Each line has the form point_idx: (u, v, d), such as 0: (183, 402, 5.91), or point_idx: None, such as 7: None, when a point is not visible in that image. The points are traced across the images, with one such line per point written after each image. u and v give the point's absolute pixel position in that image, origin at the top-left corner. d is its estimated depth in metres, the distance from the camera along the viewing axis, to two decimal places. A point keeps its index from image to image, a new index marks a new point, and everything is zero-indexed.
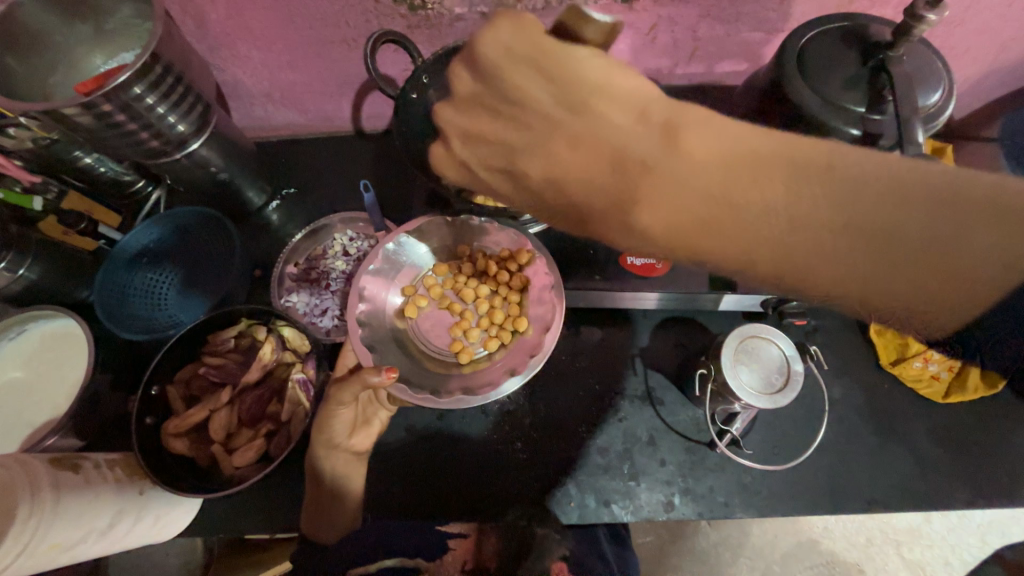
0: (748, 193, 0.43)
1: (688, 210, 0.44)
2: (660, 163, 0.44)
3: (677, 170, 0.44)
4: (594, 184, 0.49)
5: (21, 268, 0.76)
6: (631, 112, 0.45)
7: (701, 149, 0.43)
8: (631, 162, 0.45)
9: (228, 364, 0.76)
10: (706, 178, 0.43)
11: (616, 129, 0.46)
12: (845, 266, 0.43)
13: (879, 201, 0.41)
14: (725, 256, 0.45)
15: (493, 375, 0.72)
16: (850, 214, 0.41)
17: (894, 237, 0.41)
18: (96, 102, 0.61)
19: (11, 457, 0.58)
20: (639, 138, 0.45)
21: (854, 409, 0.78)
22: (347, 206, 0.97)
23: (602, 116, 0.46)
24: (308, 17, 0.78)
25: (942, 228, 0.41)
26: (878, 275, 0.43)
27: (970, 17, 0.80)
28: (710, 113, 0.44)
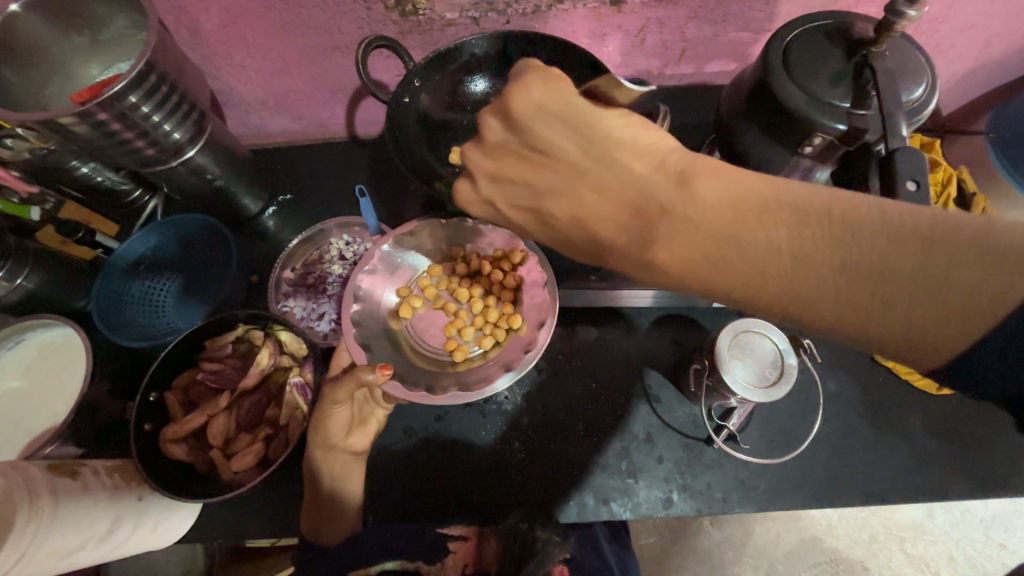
0: (759, 235, 0.39)
1: (696, 250, 0.41)
2: (674, 207, 0.42)
3: (687, 212, 0.41)
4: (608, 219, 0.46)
5: (18, 278, 0.76)
6: (647, 162, 0.44)
7: (710, 195, 0.41)
8: (649, 206, 0.43)
9: (226, 369, 0.77)
10: (714, 216, 0.40)
11: (637, 179, 0.43)
12: (879, 318, 0.37)
13: (913, 245, 0.35)
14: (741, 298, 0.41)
15: (487, 371, 0.73)
16: (880, 256, 0.36)
17: (936, 284, 0.35)
18: (91, 111, 0.62)
19: (9, 464, 0.58)
20: (657, 184, 0.43)
21: (849, 403, 0.78)
22: (343, 211, 0.97)
23: (621, 162, 0.44)
24: (301, 24, 0.79)
25: (1001, 275, 0.34)
26: (919, 329, 0.36)
27: (952, 14, 0.82)
28: (723, 162, 0.43)
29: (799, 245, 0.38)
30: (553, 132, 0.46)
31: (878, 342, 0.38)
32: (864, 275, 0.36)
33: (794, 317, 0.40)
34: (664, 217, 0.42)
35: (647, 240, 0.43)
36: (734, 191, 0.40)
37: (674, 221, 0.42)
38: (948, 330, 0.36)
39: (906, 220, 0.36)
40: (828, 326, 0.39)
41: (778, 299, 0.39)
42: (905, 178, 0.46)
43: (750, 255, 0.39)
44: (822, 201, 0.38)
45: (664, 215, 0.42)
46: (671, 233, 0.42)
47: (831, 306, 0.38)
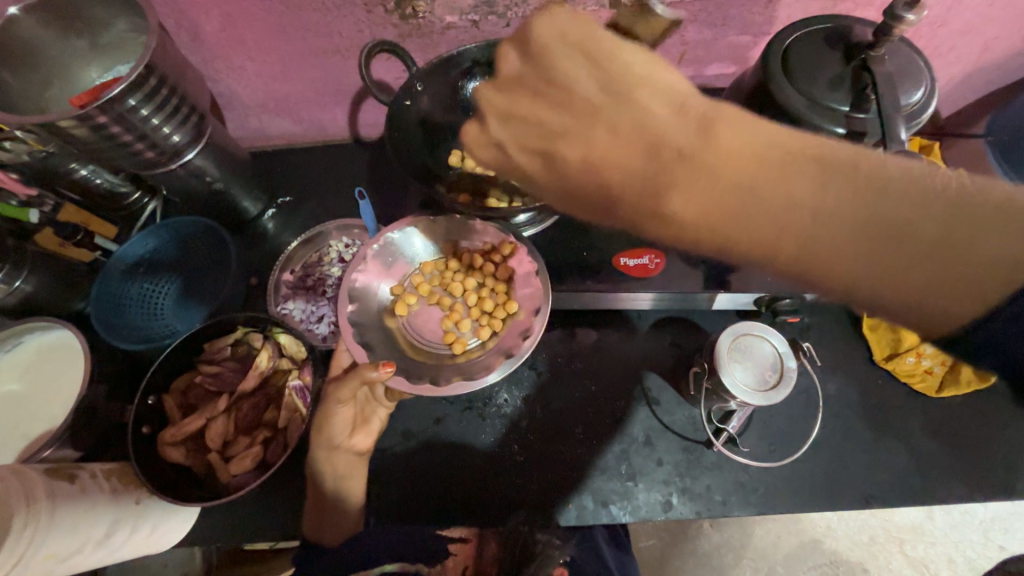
0: (783, 188, 0.39)
1: (716, 201, 0.41)
2: (697, 152, 0.41)
3: (708, 159, 0.41)
4: (625, 169, 0.44)
5: (17, 280, 0.76)
6: (669, 106, 0.44)
7: (736, 142, 0.41)
8: (668, 150, 0.42)
9: (225, 371, 0.76)
10: (735, 163, 0.40)
11: (656, 123, 0.43)
12: (897, 279, 0.38)
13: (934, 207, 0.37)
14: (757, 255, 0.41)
15: (487, 360, 0.72)
16: (898, 212, 0.37)
17: (953, 244, 0.37)
18: (91, 114, 0.62)
19: (6, 468, 0.58)
20: (678, 129, 0.43)
21: (849, 405, 0.78)
22: (342, 213, 0.97)
23: (644, 104, 0.44)
24: (300, 27, 0.79)
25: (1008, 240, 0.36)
26: (934, 292, 0.38)
27: (951, 18, 0.82)
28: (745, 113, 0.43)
29: (815, 196, 0.39)
30: (573, 66, 0.46)
31: (886, 304, 0.39)
32: (887, 231, 0.37)
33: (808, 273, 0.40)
34: (683, 161, 0.41)
35: (663, 188, 0.42)
36: (759, 142, 0.41)
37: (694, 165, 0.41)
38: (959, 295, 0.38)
39: (925, 184, 0.38)
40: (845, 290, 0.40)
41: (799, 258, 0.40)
42: None
43: (774, 208, 0.40)
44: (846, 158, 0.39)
45: (684, 159, 0.41)
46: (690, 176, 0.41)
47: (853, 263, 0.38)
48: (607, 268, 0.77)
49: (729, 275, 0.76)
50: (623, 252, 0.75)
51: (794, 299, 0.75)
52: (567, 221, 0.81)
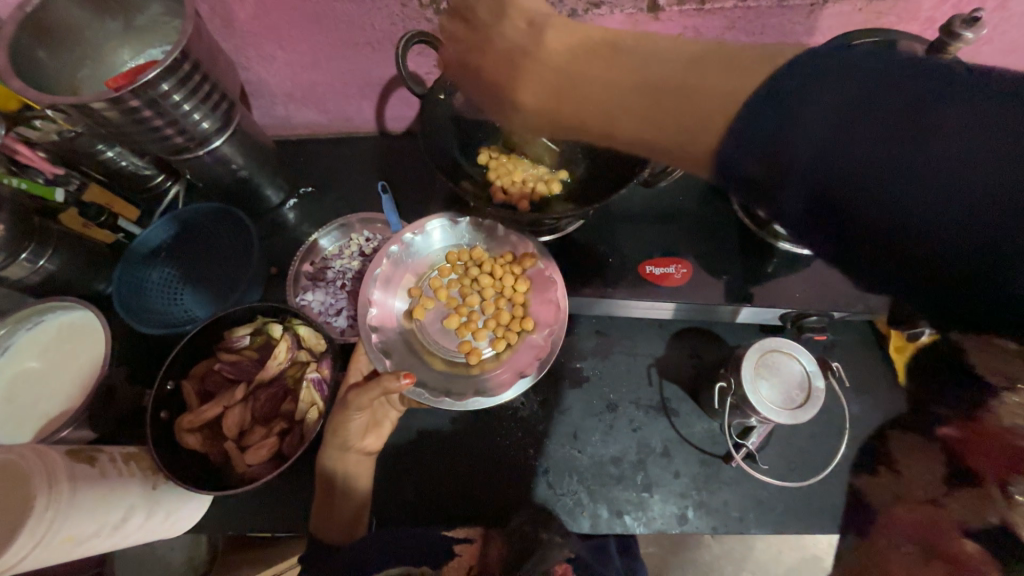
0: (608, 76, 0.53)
1: (586, 105, 0.55)
2: (612, 63, 0.53)
3: (587, 110, 0.55)
4: (590, 95, 0.54)
5: (41, 260, 0.76)
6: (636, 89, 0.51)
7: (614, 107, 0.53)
8: (608, 50, 0.54)
9: (243, 360, 0.77)
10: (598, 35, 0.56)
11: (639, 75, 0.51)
12: (632, 127, 0.52)
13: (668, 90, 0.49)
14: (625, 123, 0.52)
15: (502, 376, 0.73)
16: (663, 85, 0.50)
17: (683, 96, 0.48)
18: (124, 98, 0.62)
19: (29, 447, 0.57)
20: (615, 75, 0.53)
21: (870, 427, 0.77)
22: (364, 207, 0.97)
23: (613, 71, 0.53)
24: (333, 18, 0.78)
25: (685, 109, 0.48)
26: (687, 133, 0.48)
27: (998, 37, 0.80)
28: (618, 107, 0.53)
29: (634, 114, 0.52)
30: (587, 64, 0.55)
31: (651, 136, 0.51)
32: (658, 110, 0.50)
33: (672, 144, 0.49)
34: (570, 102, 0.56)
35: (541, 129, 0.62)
36: (628, 99, 0.52)
37: (638, 48, 0.53)
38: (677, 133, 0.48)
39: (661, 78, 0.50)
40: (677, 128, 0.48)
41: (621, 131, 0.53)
42: None
43: (610, 106, 0.53)
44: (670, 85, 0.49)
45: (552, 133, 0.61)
46: (606, 66, 0.54)
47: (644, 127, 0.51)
48: (631, 275, 0.76)
49: (753, 288, 0.75)
50: (650, 261, 0.76)
51: (821, 316, 0.74)
52: (593, 223, 0.81)
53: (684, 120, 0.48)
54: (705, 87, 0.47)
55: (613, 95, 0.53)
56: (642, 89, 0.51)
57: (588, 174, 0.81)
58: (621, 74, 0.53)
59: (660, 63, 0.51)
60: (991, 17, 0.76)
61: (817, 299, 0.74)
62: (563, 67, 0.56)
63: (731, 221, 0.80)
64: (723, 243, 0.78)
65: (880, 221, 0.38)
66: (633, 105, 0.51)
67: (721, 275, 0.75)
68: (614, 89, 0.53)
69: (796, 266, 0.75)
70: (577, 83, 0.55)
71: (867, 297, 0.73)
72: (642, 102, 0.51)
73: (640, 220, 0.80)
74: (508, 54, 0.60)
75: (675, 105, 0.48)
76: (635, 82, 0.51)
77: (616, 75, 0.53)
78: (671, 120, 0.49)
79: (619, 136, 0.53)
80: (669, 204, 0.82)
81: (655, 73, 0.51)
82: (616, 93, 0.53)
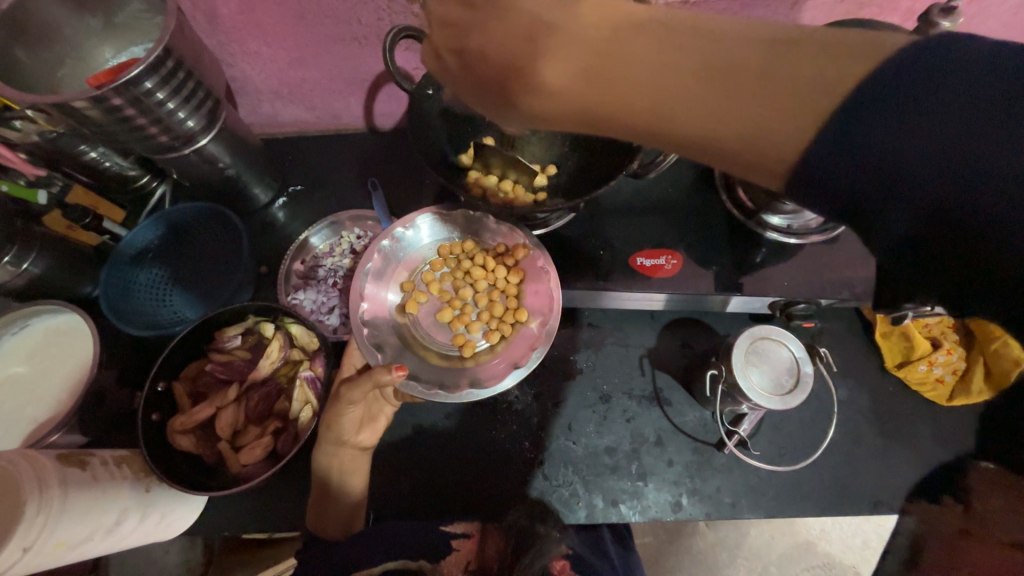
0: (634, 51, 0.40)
1: (614, 89, 0.41)
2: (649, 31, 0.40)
3: (619, 90, 0.41)
4: (628, 78, 0.40)
5: (24, 263, 0.75)
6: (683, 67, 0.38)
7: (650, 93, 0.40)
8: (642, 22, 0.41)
9: (235, 360, 0.76)
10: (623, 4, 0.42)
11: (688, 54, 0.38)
12: (682, 123, 0.39)
13: (736, 74, 0.37)
14: (666, 122, 0.40)
15: (495, 368, 0.73)
16: (727, 62, 0.37)
17: (757, 84, 0.36)
18: (106, 96, 0.61)
19: (18, 452, 0.57)
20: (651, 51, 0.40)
21: (857, 411, 0.79)
22: (354, 204, 0.97)
23: (651, 48, 0.40)
24: (319, 14, 0.77)
25: (765, 99, 0.36)
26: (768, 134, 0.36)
27: (976, 26, 0.81)
28: (661, 98, 0.39)
29: (677, 97, 0.39)
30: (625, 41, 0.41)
31: (712, 138, 0.39)
32: (722, 97, 0.37)
33: (744, 152, 0.38)
34: (598, 79, 0.41)
35: (562, 87, 0.43)
36: (671, 86, 0.39)
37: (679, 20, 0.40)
38: (757, 134, 0.37)
39: (720, 56, 0.37)
40: (750, 132, 0.37)
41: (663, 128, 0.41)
42: None
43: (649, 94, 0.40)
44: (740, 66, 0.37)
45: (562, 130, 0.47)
46: (641, 38, 0.40)
47: (699, 123, 0.39)
48: (622, 267, 0.76)
49: (742, 278, 0.76)
50: (641, 253, 0.77)
51: (809, 303, 0.75)
52: (584, 217, 0.81)
53: (773, 115, 0.36)
54: (792, 71, 0.35)
55: (652, 76, 0.39)
56: (696, 70, 0.38)
57: (578, 167, 0.81)
58: (660, 50, 0.39)
59: (714, 38, 0.38)
60: (968, 7, 0.77)
61: (805, 286, 0.75)
62: (593, 43, 0.41)
63: (720, 211, 0.81)
64: (712, 235, 0.79)
65: (984, 235, 0.30)
66: (682, 94, 0.39)
67: (711, 265, 0.76)
68: (649, 69, 0.40)
69: (785, 255, 0.76)
70: (610, 58, 0.41)
71: (853, 284, 0.75)
72: (692, 90, 0.38)
73: (630, 213, 0.81)
74: (532, 29, 0.43)
75: (741, 98, 0.37)
76: (682, 61, 0.38)
77: (656, 54, 0.39)
78: (741, 111, 0.37)
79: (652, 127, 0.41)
80: (659, 196, 0.83)
81: (717, 51, 0.38)
82: (653, 74, 0.39)
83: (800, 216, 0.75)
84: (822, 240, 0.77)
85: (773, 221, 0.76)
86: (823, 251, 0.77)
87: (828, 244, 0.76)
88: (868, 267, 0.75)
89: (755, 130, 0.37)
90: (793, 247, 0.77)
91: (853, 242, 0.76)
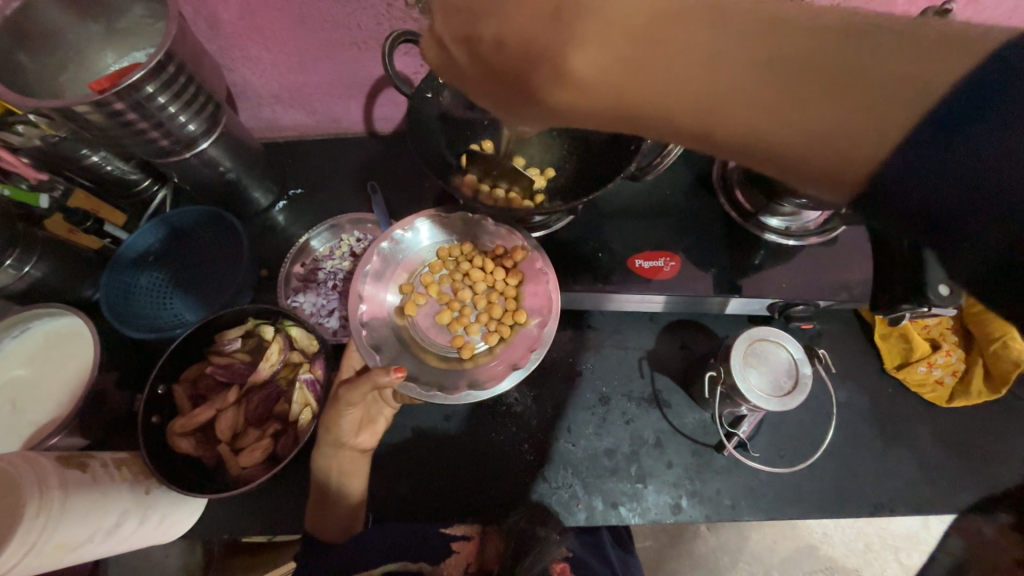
0: (681, 48, 0.39)
1: (664, 88, 0.40)
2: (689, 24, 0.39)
3: (668, 89, 0.40)
4: (677, 77, 0.40)
5: (26, 267, 0.75)
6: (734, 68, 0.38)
7: (701, 94, 0.39)
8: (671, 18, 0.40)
9: (235, 362, 0.76)
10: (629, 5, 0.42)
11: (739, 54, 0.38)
12: (735, 124, 0.39)
13: (796, 75, 0.37)
14: (719, 123, 0.39)
15: (494, 370, 0.73)
16: (784, 63, 0.37)
17: (818, 86, 0.36)
18: (108, 101, 0.61)
19: (19, 455, 0.57)
20: (699, 48, 0.39)
21: (857, 413, 0.79)
22: (353, 208, 0.97)
23: (701, 46, 0.39)
24: (319, 19, 0.78)
25: (828, 101, 0.36)
26: (830, 135, 0.36)
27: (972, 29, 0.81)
28: (716, 98, 0.39)
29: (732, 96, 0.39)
30: (661, 35, 0.40)
31: (770, 141, 0.38)
32: (783, 98, 0.37)
33: (801, 155, 0.38)
34: (643, 75, 0.40)
35: (603, 84, 0.41)
36: (725, 87, 0.39)
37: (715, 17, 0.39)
38: (818, 137, 0.37)
39: (779, 56, 0.37)
40: (809, 136, 0.37)
41: (713, 129, 0.40)
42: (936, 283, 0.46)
43: (704, 94, 0.39)
44: (799, 69, 0.37)
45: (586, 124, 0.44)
46: (683, 37, 0.39)
47: (758, 123, 0.38)
48: (621, 269, 0.77)
49: (740, 280, 0.76)
50: (639, 255, 0.77)
51: (807, 306, 0.75)
52: (582, 219, 0.81)
53: (840, 116, 0.36)
54: (851, 72, 0.36)
55: (706, 76, 0.39)
56: (751, 69, 0.38)
57: (577, 170, 0.82)
58: (713, 49, 0.39)
59: (767, 39, 0.38)
60: (963, 10, 0.78)
61: (803, 288, 0.75)
62: (636, 37, 0.40)
63: (718, 214, 0.81)
64: (711, 237, 0.79)
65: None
66: (742, 94, 0.38)
67: (709, 268, 0.76)
68: (701, 69, 0.39)
69: (783, 257, 0.76)
70: (660, 57, 0.40)
71: (851, 286, 0.75)
72: (748, 90, 0.38)
73: (628, 216, 0.81)
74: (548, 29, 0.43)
75: (801, 100, 0.37)
76: (732, 61, 0.38)
77: (699, 49, 0.39)
78: (802, 113, 0.37)
79: (690, 126, 0.41)
80: (657, 199, 0.83)
81: (774, 51, 0.38)
82: (706, 73, 0.39)
83: (799, 218, 0.75)
84: (819, 243, 0.77)
85: (773, 223, 0.76)
86: (821, 253, 0.77)
87: (825, 246, 0.77)
88: (866, 269, 0.75)
89: (818, 132, 0.37)
90: (791, 249, 0.77)
91: (851, 244, 0.76)
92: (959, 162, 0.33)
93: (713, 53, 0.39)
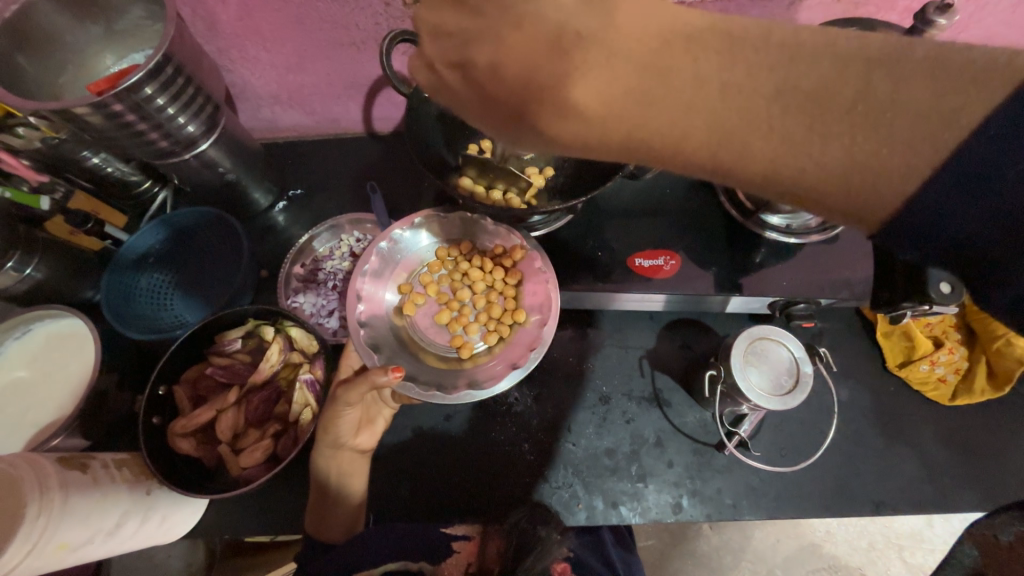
0: (690, 71, 0.38)
1: (676, 117, 0.38)
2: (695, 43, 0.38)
3: (682, 116, 0.38)
4: (689, 102, 0.38)
5: (27, 268, 0.76)
6: (748, 91, 0.37)
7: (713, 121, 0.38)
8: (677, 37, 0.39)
9: (236, 363, 0.76)
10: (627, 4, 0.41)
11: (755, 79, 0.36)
12: (751, 156, 0.37)
13: (815, 102, 0.35)
14: (735, 153, 0.37)
15: (493, 369, 0.73)
16: (803, 88, 0.36)
17: (839, 116, 0.35)
18: (107, 102, 0.61)
19: (21, 456, 0.57)
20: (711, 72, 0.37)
21: (859, 412, 0.78)
22: (353, 208, 0.97)
23: (712, 69, 0.37)
24: (317, 19, 0.78)
25: (848, 131, 0.35)
26: (850, 167, 0.35)
27: (975, 25, 0.81)
28: (729, 126, 0.37)
29: (747, 126, 0.37)
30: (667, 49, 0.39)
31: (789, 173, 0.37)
32: (801, 127, 0.36)
33: (819, 188, 0.36)
34: (653, 103, 0.39)
35: (611, 110, 0.40)
36: (740, 115, 0.37)
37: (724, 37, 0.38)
38: (839, 168, 0.35)
39: (797, 81, 0.36)
40: (830, 168, 0.35)
41: (726, 159, 0.38)
42: (939, 281, 0.49)
43: (716, 123, 0.37)
44: (820, 96, 0.35)
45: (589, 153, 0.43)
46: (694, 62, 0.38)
47: (776, 154, 0.36)
48: (621, 268, 0.76)
49: (741, 278, 0.75)
50: (639, 254, 0.77)
51: (809, 303, 0.75)
52: (581, 218, 0.81)
53: (859, 145, 0.35)
54: (872, 100, 0.34)
55: (718, 102, 0.37)
56: (764, 94, 0.36)
57: (575, 168, 0.82)
58: (727, 72, 0.37)
59: (784, 63, 0.36)
60: (965, 5, 0.77)
61: (804, 286, 0.74)
62: (643, 58, 0.39)
63: (719, 212, 0.81)
64: (711, 235, 0.78)
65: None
66: (758, 122, 0.37)
67: (709, 266, 0.76)
68: (714, 95, 0.37)
69: (783, 256, 0.76)
70: (670, 82, 0.38)
71: (853, 284, 0.74)
72: (766, 118, 0.36)
73: (628, 215, 0.81)
74: (544, 26, 0.42)
75: (820, 129, 0.35)
76: (745, 82, 0.37)
77: (708, 78, 0.38)
78: (821, 143, 0.35)
79: (702, 161, 0.39)
80: (657, 198, 0.83)
81: (792, 76, 0.36)
82: (718, 101, 0.37)
83: (800, 216, 0.74)
84: (822, 240, 0.77)
85: (773, 221, 0.75)
86: (822, 251, 0.76)
87: (826, 244, 0.76)
88: (868, 267, 0.75)
89: (836, 161, 0.35)
90: (792, 247, 0.77)
91: (852, 241, 0.76)
92: (971, 175, 0.33)
93: (724, 82, 0.37)
